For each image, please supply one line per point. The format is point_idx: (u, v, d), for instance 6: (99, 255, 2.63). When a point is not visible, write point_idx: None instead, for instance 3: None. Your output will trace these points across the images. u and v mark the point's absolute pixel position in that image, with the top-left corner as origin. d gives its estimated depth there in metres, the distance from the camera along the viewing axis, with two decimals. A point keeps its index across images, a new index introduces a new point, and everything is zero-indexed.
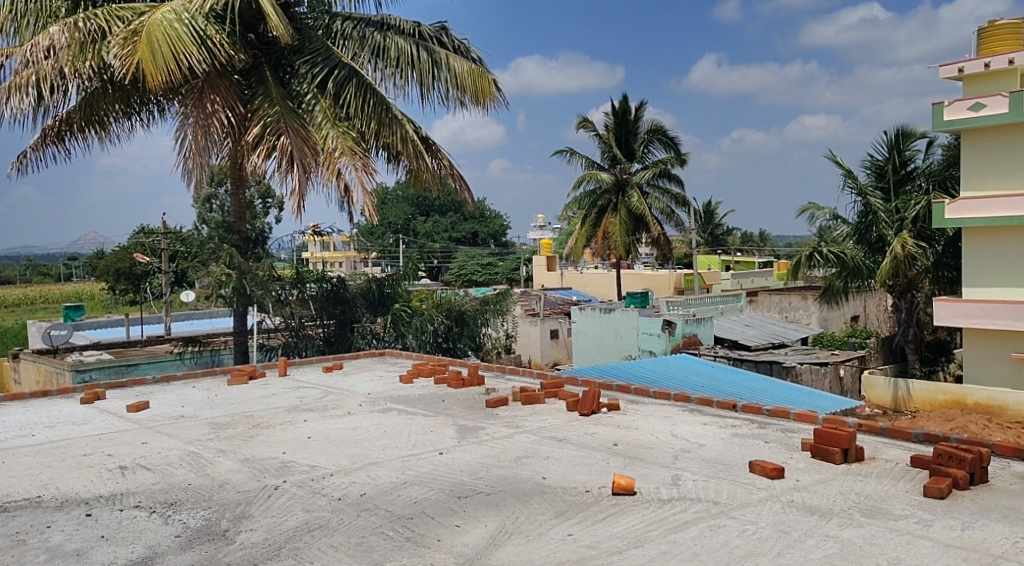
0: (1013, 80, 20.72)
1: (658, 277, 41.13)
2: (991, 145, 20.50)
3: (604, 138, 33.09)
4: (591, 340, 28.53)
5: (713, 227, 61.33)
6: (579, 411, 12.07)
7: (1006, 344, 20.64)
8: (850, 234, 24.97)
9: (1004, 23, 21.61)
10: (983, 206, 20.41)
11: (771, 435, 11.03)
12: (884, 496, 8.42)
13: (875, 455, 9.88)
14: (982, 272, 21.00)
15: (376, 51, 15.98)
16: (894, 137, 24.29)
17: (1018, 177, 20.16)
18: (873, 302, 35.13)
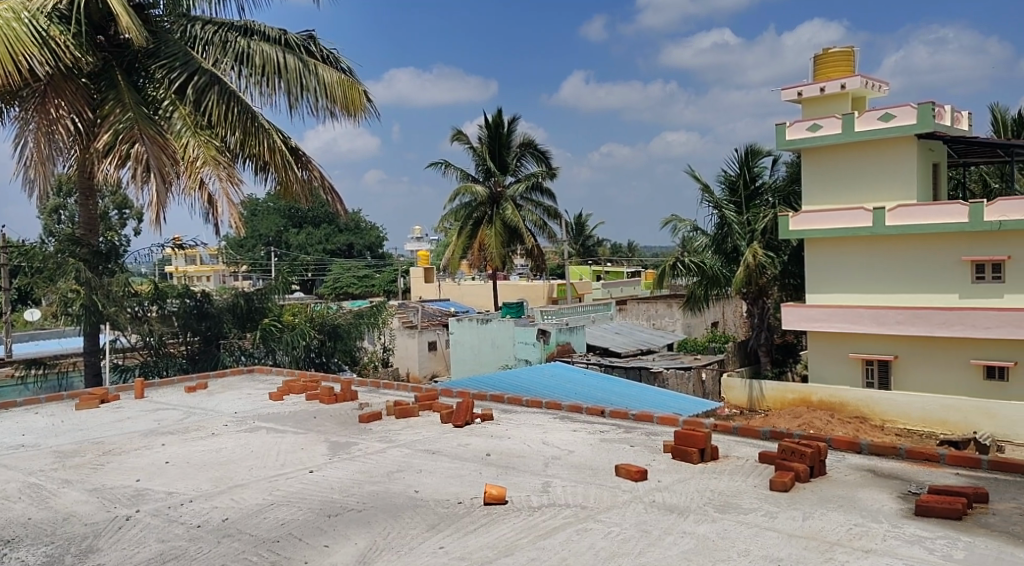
0: (844, 104, 22.49)
1: (533, 287, 41.78)
2: (829, 161, 22.06)
3: (477, 151, 33.36)
4: (468, 351, 28.67)
5: (585, 238, 62.73)
6: (453, 423, 12.10)
7: (847, 345, 22.18)
8: (708, 244, 26.14)
9: (837, 51, 23.31)
10: (824, 218, 21.87)
11: (635, 439, 11.42)
12: (736, 492, 8.90)
13: (728, 453, 10.41)
14: (825, 280, 22.43)
15: (240, 58, 15.48)
16: (743, 154, 25.67)
17: (853, 192, 21.78)
18: (731, 309, 36.98)
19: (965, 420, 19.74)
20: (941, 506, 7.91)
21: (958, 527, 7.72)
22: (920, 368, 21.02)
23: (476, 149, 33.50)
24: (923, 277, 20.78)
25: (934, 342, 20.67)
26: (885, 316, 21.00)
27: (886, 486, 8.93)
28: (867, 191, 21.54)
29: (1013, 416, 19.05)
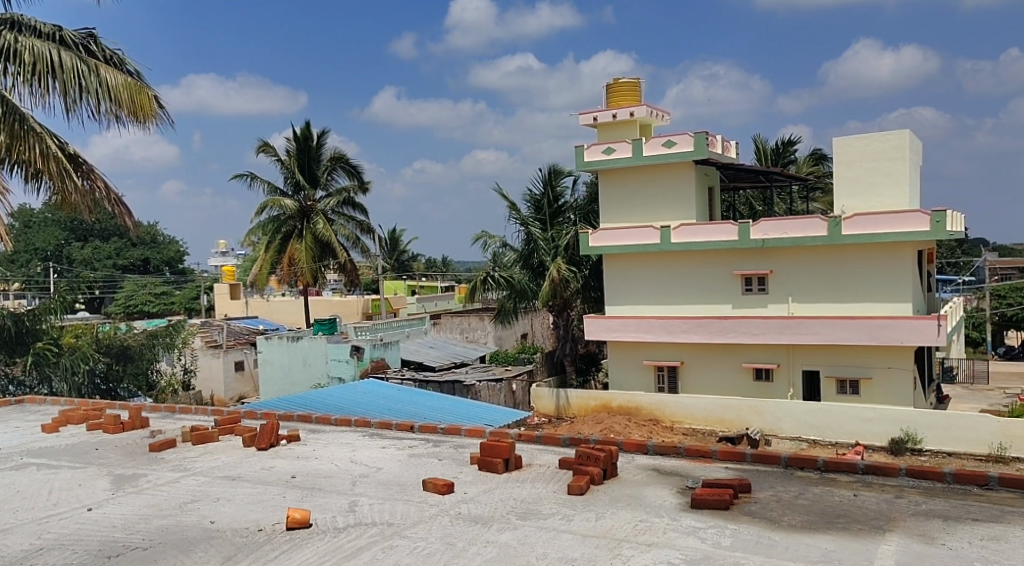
0: (633, 130, 24.08)
1: (346, 302, 41.11)
2: (624, 182, 23.46)
3: (285, 164, 32.29)
4: (278, 371, 27.74)
5: (399, 253, 62.21)
6: (256, 446, 11.74)
7: (641, 353, 23.62)
8: (516, 260, 26.89)
9: (625, 81, 24.91)
10: (619, 235, 23.14)
11: (443, 452, 11.61)
12: (536, 498, 9.29)
13: (531, 462, 10.82)
14: (623, 292, 23.71)
15: (6, 55, 14.32)
16: (547, 173, 26.73)
17: (645, 210, 23.31)
18: (539, 321, 38.25)
19: (739, 418, 21.63)
20: (712, 497, 8.69)
21: (728, 516, 8.50)
22: (703, 372, 22.82)
23: (284, 162, 32.46)
24: (705, 289, 22.55)
25: (710, 348, 22.54)
26: (673, 325, 22.55)
27: (668, 483, 9.66)
28: (656, 210, 23.13)
29: (778, 412, 21.13)
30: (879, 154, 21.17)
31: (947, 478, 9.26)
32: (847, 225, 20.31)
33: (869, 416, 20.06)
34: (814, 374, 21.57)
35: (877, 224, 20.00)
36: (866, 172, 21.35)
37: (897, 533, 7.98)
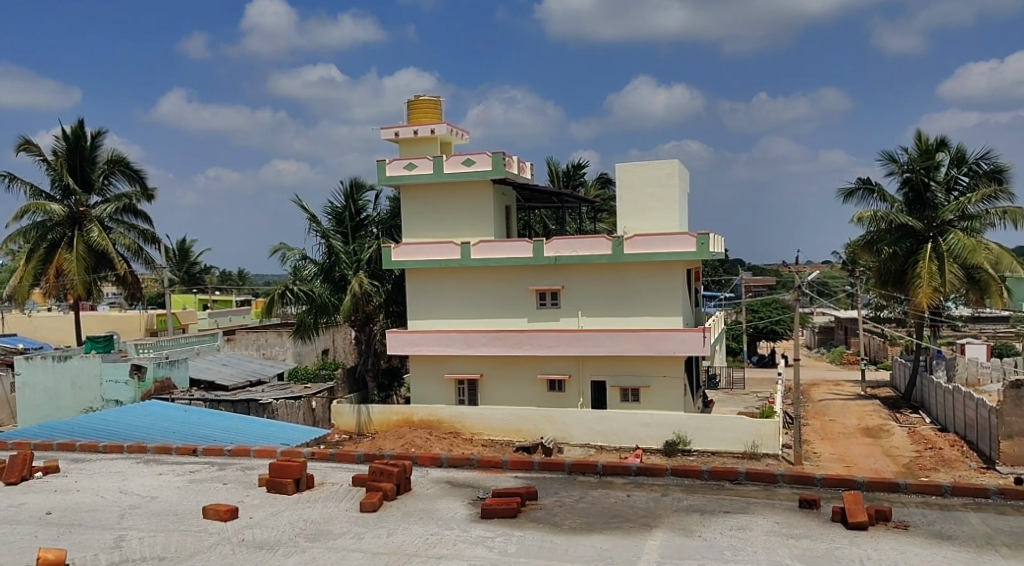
0: (434, 147, 24.39)
1: (125, 318, 38.37)
2: (424, 198, 23.72)
3: (51, 165, 29.63)
4: (42, 394, 25.39)
5: (189, 266, 58.97)
6: (3, 481, 10.71)
7: (442, 367, 23.89)
8: (317, 273, 26.33)
9: (426, 99, 25.20)
10: (419, 249, 23.29)
11: (228, 476, 11.20)
12: (326, 518, 9.20)
13: (323, 480, 10.68)
14: (423, 307, 23.86)
15: None
16: (348, 186, 26.44)
17: (445, 227, 23.71)
18: (341, 337, 37.65)
19: (534, 427, 22.42)
20: (501, 506, 9.01)
21: (515, 524, 8.86)
22: (500, 385, 23.48)
23: (51, 163, 29.77)
24: (501, 304, 23.26)
25: (508, 361, 23.23)
26: (472, 338, 23.00)
27: (459, 495, 9.90)
28: (455, 226, 23.58)
29: (570, 421, 22.11)
30: (653, 181, 22.87)
31: (704, 475, 10.16)
32: (628, 245, 21.71)
33: (647, 421, 21.52)
34: (602, 384, 22.83)
35: (653, 244, 21.56)
36: (642, 197, 22.95)
37: (663, 529, 8.68)
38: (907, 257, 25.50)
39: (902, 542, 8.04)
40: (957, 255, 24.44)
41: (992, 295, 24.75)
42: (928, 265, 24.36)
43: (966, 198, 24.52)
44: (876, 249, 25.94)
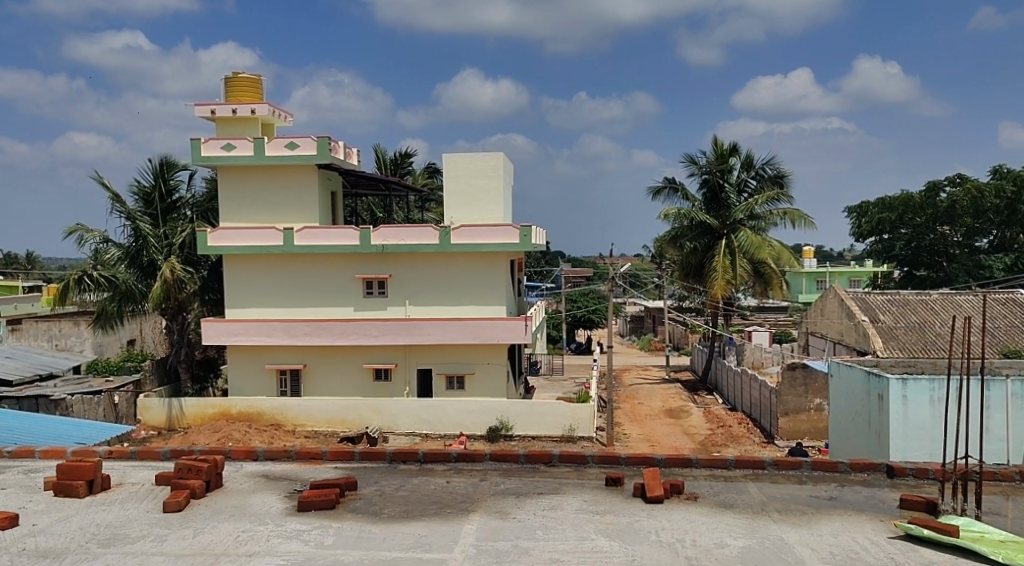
0: (253, 128, 23.58)
1: None
2: (243, 182, 22.93)
3: None
4: None
5: None
6: None
7: (262, 357, 23.22)
8: (121, 258, 24.76)
9: (245, 77, 24.30)
10: (238, 235, 22.42)
11: (9, 481, 10.44)
12: (124, 521, 8.84)
13: (121, 481, 10.20)
14: (241, 296, 23.05)
15: None
16: (158, 165, 24.97)
17: (265, 212, 23.04)
18: (148, 326, 35.60)
19: (359, 417, 22.33)
20: (317, 499, 9.03)
21: (329, 516, 8.91)
22: (324, 375, 23.17)
23: None
24: (325, 293, 22.94)
25: (332, 351, 22.96)
26: (295, 327, 22.47)
27: (273, 489, 9.80)
28: (278, 211, 22.98)
29: (395, 410, 22.18)
30: (479, 173, 23.31)
31: (521, 459, 10.61)
32: (454, 235, 22.01)
33: (471, 408, 21.99)
34: (427, 372, 23.07)
35: (477, 234, 21.99)
36: (468, 188, 23.33)
37: (478, 512, 9.03)
38: (705, 252, 27.52)
39: (693, 513, 8.83)
40: (746, 251, 26.65)
41: (774, 287, 27.18)
42: (722, 260, 26.42)
43: (754, 199, 26.77)
44: (680, 243, 27.85)
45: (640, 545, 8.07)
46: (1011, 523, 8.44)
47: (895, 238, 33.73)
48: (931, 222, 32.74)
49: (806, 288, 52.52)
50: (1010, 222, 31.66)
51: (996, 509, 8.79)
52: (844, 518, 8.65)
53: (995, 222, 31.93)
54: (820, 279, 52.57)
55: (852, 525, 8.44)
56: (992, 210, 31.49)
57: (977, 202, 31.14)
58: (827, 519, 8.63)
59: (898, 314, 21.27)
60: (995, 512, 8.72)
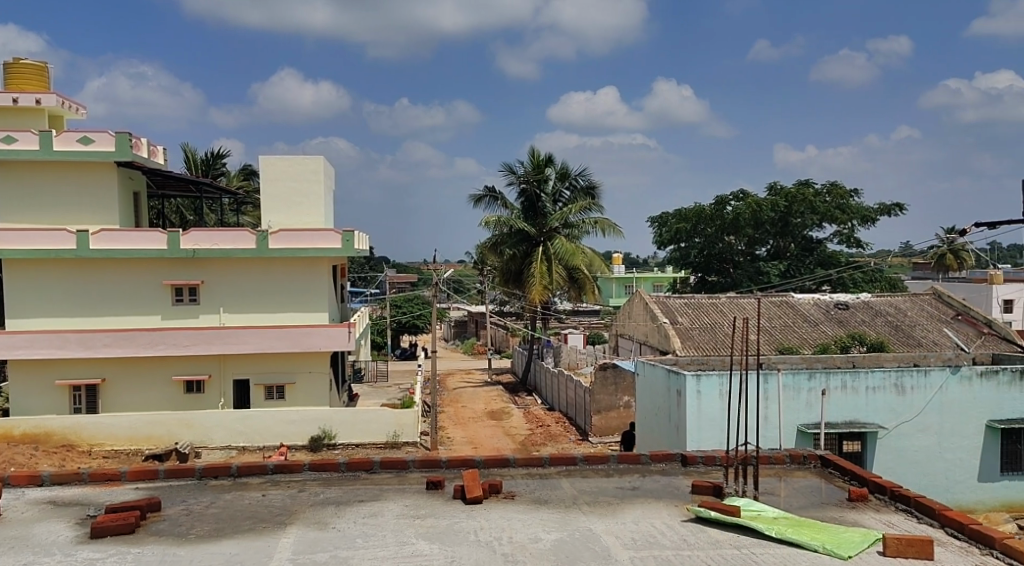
0: (38, 119, 21.95)
1: None
2: (29, 180, 21.31)
3: None
4: None
5: None
6: None
7: (51, 372, 21.58)
8: None
9: (29, 64, 22.58)
10: (22, 237, 20.72)
11: None
12: None
13: None
14: (28, 306, 21.32)
15: None
16: None
17: (54, 213, 21.48)
18: None
19: (167, 433, 21.28)
20: (116, 524, 8.67)
21: (127, 541, 8.58)
22: (126, 389, 21.91)
23: None
24: (127, 302, 21.69)
25: (134, 363, 21.76)
26: (92, 339, 21.09)
27: (64, 516, 9.30)
28: (70, 213, 21.51)
29: (207, 423, 21.33)
30: (299, 176, 22.92)
31: (340, 467, 10.66)
32: (272, 240, 21.54)
33: (292, 418, 21.57)
34: (243, 383, 22.39)
35: (298, 239, 21.64)
36: (287, 192, 22.88)
37: (295, 525, 9.03)
38: (524, 259, 28.47)
39: (508, 511, 9.27)
40: (561, 258, 27.84)
41: (587, 292, 28.52)
42: (539, 266, 27.50)
43: (569, 208, 28.15)
44: (500, 250, 28.60)
45: (458, 546, 8.39)
46: (784, 501, 9.51)
47: (690, 246, 36.40)
48: (719, 233, 35.47)
49: (616, 293, 55.55)
50: (783, 232, 34.99)
51: (771, 489, 9.88)
52: (644, 506, 9.39)
53: (770, 233, 35.18)
54: (628, 284, 55.77)
55: (650, 512, 9.19)
56: (767, 223, 34.51)
57: (757, 215, 34.04)
58: (630, 507, 9.35)
59: (694, 316, 23.03)
60: (770, 492, 9.80)
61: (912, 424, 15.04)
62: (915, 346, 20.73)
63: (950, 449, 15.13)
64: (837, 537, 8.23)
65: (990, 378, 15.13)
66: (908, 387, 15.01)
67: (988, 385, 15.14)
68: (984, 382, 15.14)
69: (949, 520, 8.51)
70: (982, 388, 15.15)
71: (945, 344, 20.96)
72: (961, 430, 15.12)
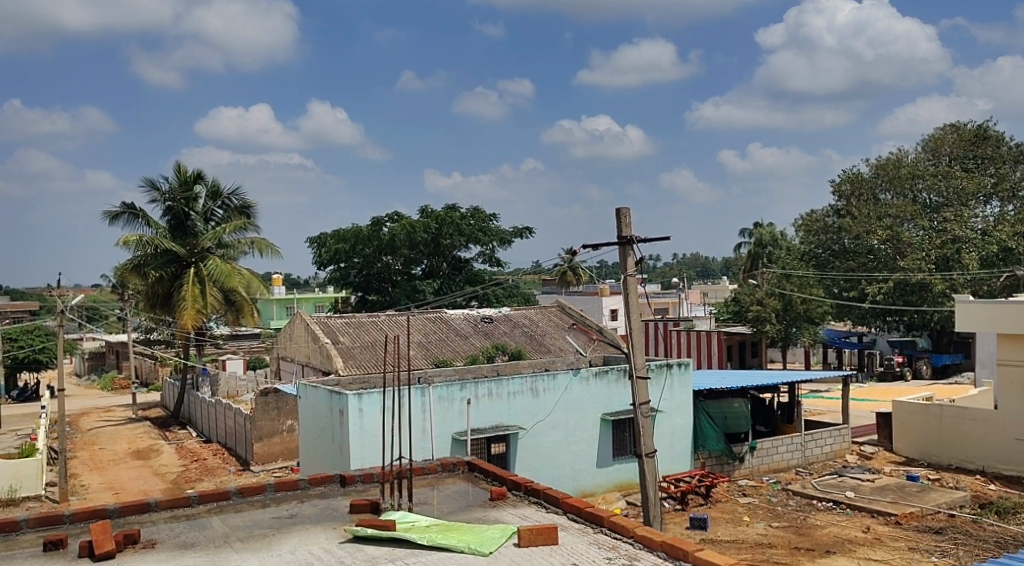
0: None
1: None
2: None
3: None
4: None
5: None
6: None
7: None
8: None
9: None
10: None
11: None
12: None
13: None
14: None
15: None
16: None
17: None
18: None
19: None
20: None
21: None
22: None
23: None
24: None
25: None
26: None
27: None
28: None
29: None
30: None
31: None
32: None
33: None
34: None
35: None
36: None
37: None
38: (173, 281, 26.72)
39: (149, 561, 8.75)
40: (216, 280, 26.53)
41: (245, 315, 27.62)
42: (191, 289, 25.94)
43: (222, 228, 26.97)
44: (143, 272, 26.47)
45: None
46: (436, 508, 10.15)
47: (349, 266, 36.62)
48: (377, 253, 36.19)
49: (277, 315, 54.34)
50: (435, 252, 36.89)
51: (424, 499, 10.46)
52: (300, 534, 9.43)
53: (424, 252, 36.85)
54: (289, 306, 54.93)
55: (307, 539, 9.26)
56: (422, 243, 36.25)
57: (412, 236, 35.59)
58: (286, 537, 9.32)
59: (355, 335, 23.41)
60: (423, 502, 10.36)
61: (545, 423, 16.76)
62: (546, 352, 23.13)
63: (575, 441, 17.15)
64: (479, 536, 8.98)
65: (602, 376, 17.50)
66: (541, 389, 16.73)
67: (600, 382, 17.48)
68: (597, 380, 17.45)
69: (569, 506, 9.71)
70: (596, 385, 17.45)
71: (570, 349, 23.66)
72: (583, 424, 17.25)
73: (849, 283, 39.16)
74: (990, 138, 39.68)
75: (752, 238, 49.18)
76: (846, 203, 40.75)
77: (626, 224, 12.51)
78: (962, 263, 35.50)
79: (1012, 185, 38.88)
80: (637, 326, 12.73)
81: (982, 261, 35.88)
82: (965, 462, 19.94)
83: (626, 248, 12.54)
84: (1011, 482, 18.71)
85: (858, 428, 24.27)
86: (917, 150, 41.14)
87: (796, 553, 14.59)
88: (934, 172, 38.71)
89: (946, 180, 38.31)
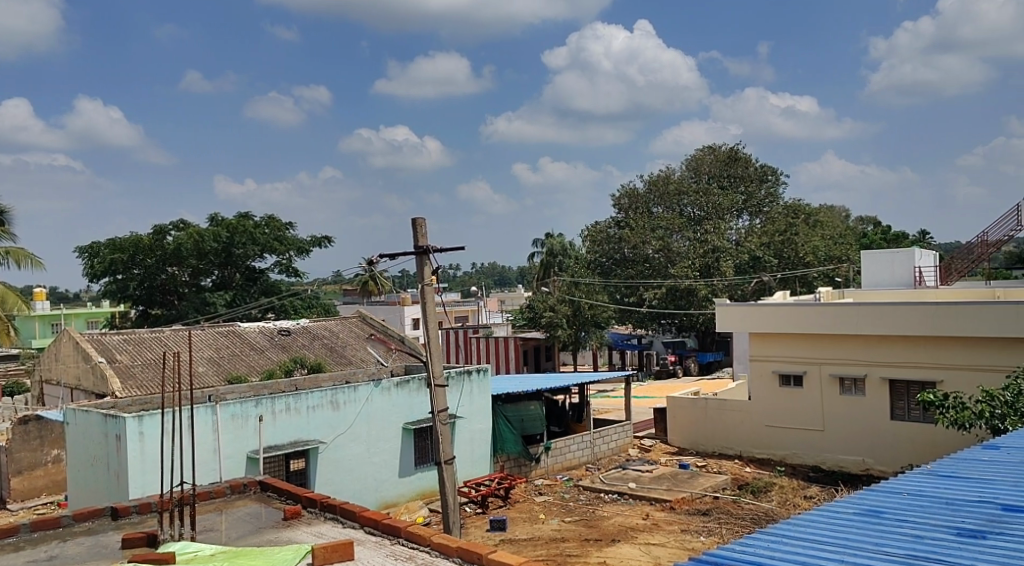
0: None
1: None
2: None
3: None
4: None
5: None
6: None
7: None
8: None
9: None
10: None
11: None
12: None
13: None
14: None
15: None
16: None
17: None
18: None
19: None
20: None
21: None
22: None
23: None
24: None
25: None
26: None
27: None
28: None
29: None
30: None
31: None
32: None
33: None
34: None
35: None
36: None
37: None
38: None
39: None
40: None
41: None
42: None
43: None
44: None
45: None
46: (222, 534, 9.55)
47: (127, 278, 33.48)
48: (160, 263, 33.76)
49: (41, 333, 49.42)
50: (226, 262, 34.97)
51: (209, 525, 9.81)
52: None
53: (214, 263, 34.84)
54: (56, 322, 50.11)
55: None
56: (211, 252, 34.21)
57: (199, 245, 33.49)
58: None
59: (135, 352, 21.70)
60: (209, 529, 9.71)
61: (344, 436, 16.32)
62: (346, 364, 22.62)
63: (376, 453, 16.85)
64: (269, 559, 8.29)
65: (403, 386, 17.38)
66: (342, 402, 16.31)
67: (402, 392, 17.37)
68: (399, 390, 17.31)
69: (366, 520, 9.48)
70: (398, 395, 17.31)
71: (371, 360, 23.28)
72: (384, 435, 17.00)
73: (629, 289, 40.79)
74: (741, 158, 44.03)
75: (543, 249, 50.91)
76: (624, 215, 43.53)
77: (422, 234, 12.48)
78: (720, 271, 38.48)
79: (758, 203, 43.79)
80: (435, 335, 12.70)
81: (736, 268, 38.84)
82: (726, 449, 21.66)
83: (422, 257, 12.50)
84: (763, 464, 20.57)
85: (637, 423, 25.74)
86: (682, 168, 44.57)
87: (586, 544, 15.16)
88: (695, 189, 42.68)
89: (706, 196, 42.14)
